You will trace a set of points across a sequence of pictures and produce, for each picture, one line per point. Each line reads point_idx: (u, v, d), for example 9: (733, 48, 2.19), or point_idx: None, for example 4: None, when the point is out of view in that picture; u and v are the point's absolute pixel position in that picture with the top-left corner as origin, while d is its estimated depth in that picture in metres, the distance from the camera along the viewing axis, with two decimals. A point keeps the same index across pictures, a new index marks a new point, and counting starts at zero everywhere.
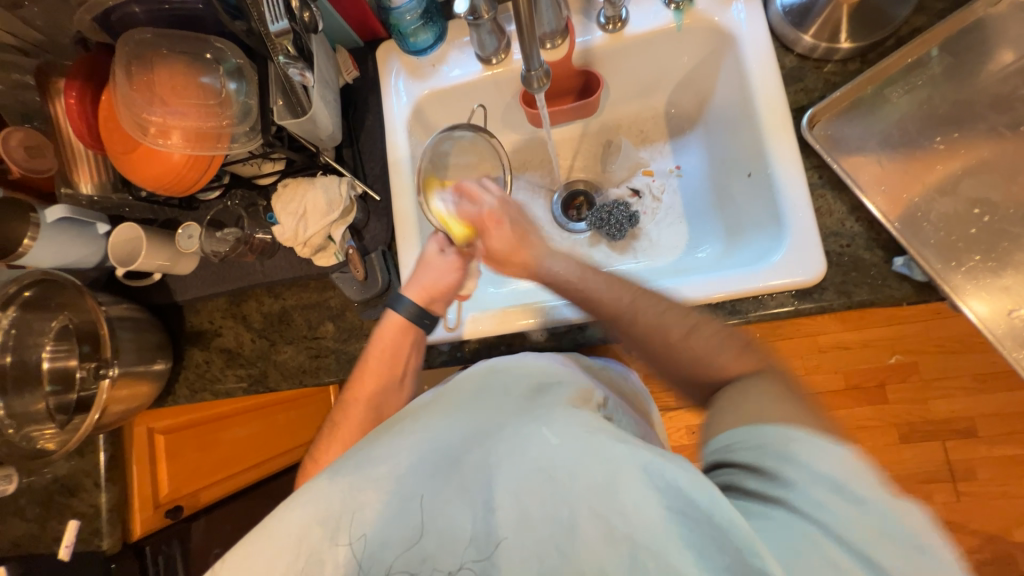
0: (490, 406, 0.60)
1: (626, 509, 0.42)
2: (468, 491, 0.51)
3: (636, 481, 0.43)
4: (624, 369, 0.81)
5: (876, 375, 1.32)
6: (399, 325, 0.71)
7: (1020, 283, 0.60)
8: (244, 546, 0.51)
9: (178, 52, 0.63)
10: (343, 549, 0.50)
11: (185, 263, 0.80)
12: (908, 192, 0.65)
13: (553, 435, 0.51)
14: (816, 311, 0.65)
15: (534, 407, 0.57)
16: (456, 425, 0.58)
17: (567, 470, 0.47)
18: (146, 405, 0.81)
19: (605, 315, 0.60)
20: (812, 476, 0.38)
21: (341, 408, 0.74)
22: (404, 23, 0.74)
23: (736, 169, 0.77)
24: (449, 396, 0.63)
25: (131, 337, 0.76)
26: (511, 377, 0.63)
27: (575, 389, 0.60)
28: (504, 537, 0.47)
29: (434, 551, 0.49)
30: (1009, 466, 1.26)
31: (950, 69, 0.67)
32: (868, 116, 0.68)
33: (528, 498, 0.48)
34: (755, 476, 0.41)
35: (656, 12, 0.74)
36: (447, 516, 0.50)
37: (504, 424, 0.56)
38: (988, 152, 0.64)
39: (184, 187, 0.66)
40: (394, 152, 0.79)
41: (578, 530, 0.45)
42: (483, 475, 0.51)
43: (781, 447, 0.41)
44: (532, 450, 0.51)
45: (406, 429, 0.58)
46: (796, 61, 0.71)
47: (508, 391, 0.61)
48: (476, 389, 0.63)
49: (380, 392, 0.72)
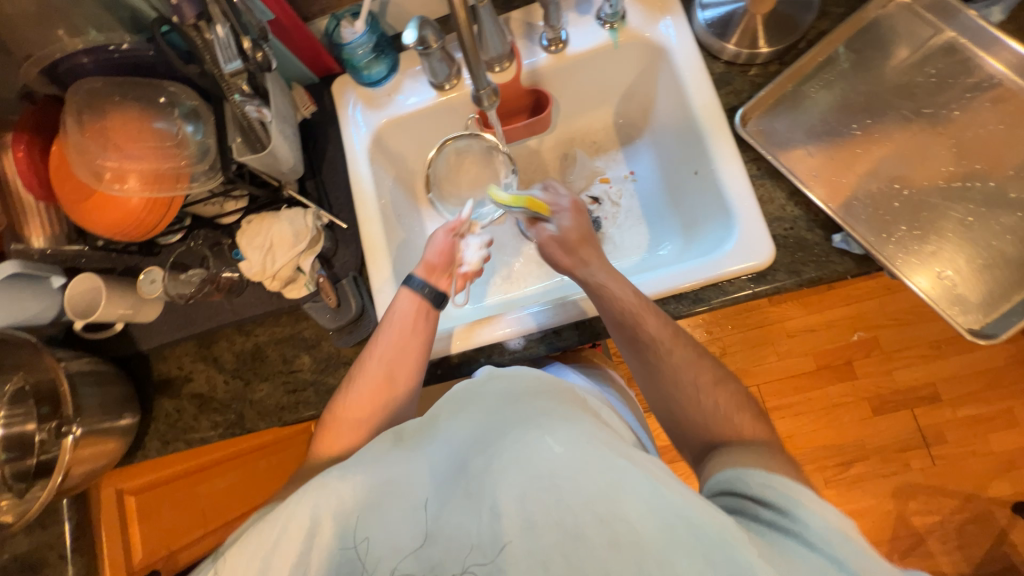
0: (492, 408, 0.57)
1: (630, 514, 0.43)
2: (474, 494, 0.48)
3: (637, 487, 0.44)
4: (608, 377, 0.82)
5: (842, 353, 1.39)
6: (415, 304, 0.71)
7: (947, 248, 0.66)
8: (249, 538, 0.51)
9: (131, 98, 0.63)
10: (347, 552, 0.49)
11: (149, 309, 0.78)
12: (837, 176, 0.71)
13: (558, 443, 0.48)
14: (771, 292, 0.70)
15: (537, 410, 0.54)
16: (462, 429, 0.56)
17: (573, 476, 0.45)
18: (114, 462, 0.77)
19: (645, 338, 0.65)
20: (820, 516, 0.44)
21: (353, 374, 0.70)
22: (357, 57, 0.77)
23: (684, 168, 0.82)
24: (448, 406, 0.60)
25: (94, 392, 0.72)
26: (516, 381, 0.61)
27: (573, 397, 0.58)
28: (509, 541, 0.44)
29: (438, 558, 0.46)
30: (973, 425, 1.33)
31: (857, 64, 0.75)
32: (792, 111, 0.75)
33: (535, 504, 0.45)
34: (766, 508, 0.46)
35: (593, 32, 0.79)
36: (452, 523, 0.48)
37: (506, 426, 0.53)
38: (901, 133, 0.71)
39: (144, 231, 0.66)
40: (359, 180, 0.81)
41: (586, 538, 0.43)
42: (489, 476, 0.49)
43: (785, 487, 0.47)
44: (535, 459, 0.48)
45: (416, 440, 0.57)
46: (724, 68, 0.78)
47: (505, 396, 0.58)
48: (474, 394, 0.60)
49: (394, 368, 0.69)
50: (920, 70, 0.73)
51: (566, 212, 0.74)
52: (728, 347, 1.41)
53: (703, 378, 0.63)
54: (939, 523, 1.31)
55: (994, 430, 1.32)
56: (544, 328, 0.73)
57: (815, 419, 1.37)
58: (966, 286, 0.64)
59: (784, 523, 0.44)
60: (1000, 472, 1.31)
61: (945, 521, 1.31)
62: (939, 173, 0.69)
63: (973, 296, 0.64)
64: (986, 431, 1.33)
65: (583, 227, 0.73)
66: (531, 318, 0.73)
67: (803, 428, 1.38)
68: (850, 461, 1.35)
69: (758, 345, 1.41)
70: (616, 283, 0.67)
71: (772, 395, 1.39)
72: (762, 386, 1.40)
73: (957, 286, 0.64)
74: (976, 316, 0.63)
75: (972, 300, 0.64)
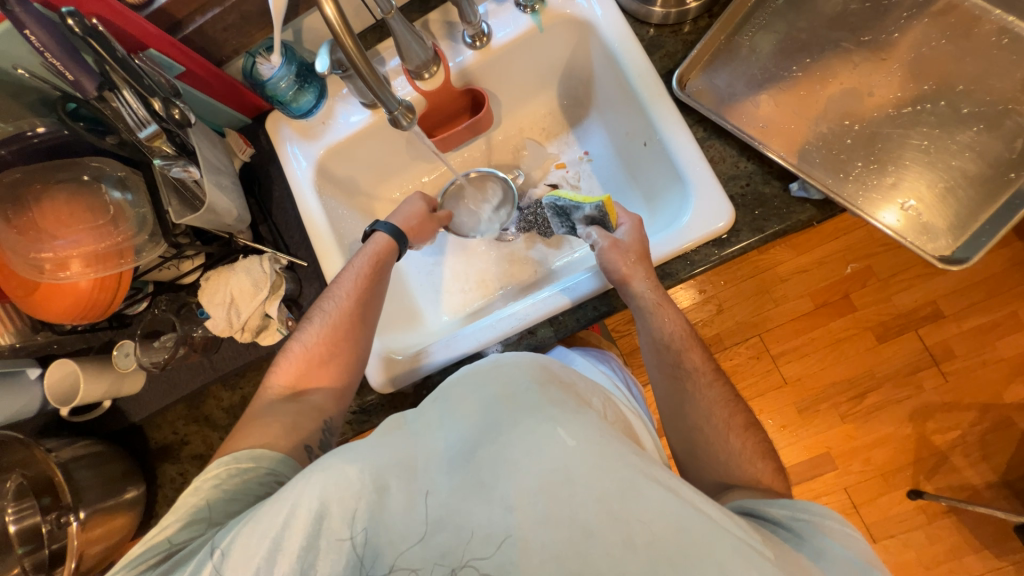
0: (504, 390, 0.51)
1: (646, 518, 0.42)
2: (488, 488, 0.44)
3: (653, 489, 0.43)
4: (604, 353, 0.80)
5: (838, 287, 1.36)
6: (387, 244, 0.75)
7: (906, 177, 0.65)
8: (261, 515, 0.47)
9: (56, 182, 0.63)
10: (346, 546, 0.46)
11: (131, 381, 0.77)
12: (786, 123, 0.70)
13: (571, 437, 0.45)
14: (739, 254, 0.68)
15: (547, 394, 0.50)
16: (469, 411, 0.50)
17: (590, 475, 0.43)
18: (131, 535, 0.79)
19: (687, 355, 0.67)
20: (838, 547, 0.48)
21: (313, 318, 0.71)
22: (281, 92, 0.75)
23: (634, 139, 0.80)
24: (457, 390, 0.53)
25: (91, 474, 0.74)
26: (522, 355, 0.56)
27: (574, 390, 0.55)
28: (523, 537, 0.42)
29: (447, 546, 0.44)
30: (981, 334, 1.31)
31: (791, 0, 0.73)
32: (730, 64, 0.72)
33: (547, 503, 0.43)
34: (784, 530, 0.51)
35: (515, 19, 0.77)
36: (463, 512, 0.44)
37: (515, 412, 0.48)
38: (844, 66, 0.70)
39: (101, 311, 0.65)
40: (309, 215, 0.79)
41: (599, 536, 0.41)
42: (502, 471, 0.45)
43: (805, 513, 0.51)
44: (547, 453, 0.44)
45: (424, 422, 0.52)
46: (655, 31, 0.75)
47: (516, 381, 0.51)
48: (483, 374, 0.54)
49: (367, 307, 0.70)
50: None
51: (630, 225, 0.70)
52: (723, 303, 1.39)
53: (739, 426, 0.64)
54: (961, 437, 1.29)
55: (1003, 334, 1.30)
56: (577, 303, 0.71)
57: (820, 357, 1.36)
58: (930, 213, 0.64)
59: (796, 542, 0.49)
60: (1013, 376, 1.29)
61: (966, 434, 1.29)
62: (888, 101, 0.67)
63: (939, 222, 0.63)
64: (995, 337, 1.30)
65: (637, 245, 0.67)
66: (565, 293, 0.71)
67: (811, 368, 1.36)
68: (863, 392, 1.34)
69: (751, 297, 1.39)
70: (677, 311, 0.67)
71: (775, 342, 1.38)
72: (762, 335, 1.39)
73: (922, 215, 0.64)
74: (946, 241, 0.63)
75: (939, 225, 0.63)
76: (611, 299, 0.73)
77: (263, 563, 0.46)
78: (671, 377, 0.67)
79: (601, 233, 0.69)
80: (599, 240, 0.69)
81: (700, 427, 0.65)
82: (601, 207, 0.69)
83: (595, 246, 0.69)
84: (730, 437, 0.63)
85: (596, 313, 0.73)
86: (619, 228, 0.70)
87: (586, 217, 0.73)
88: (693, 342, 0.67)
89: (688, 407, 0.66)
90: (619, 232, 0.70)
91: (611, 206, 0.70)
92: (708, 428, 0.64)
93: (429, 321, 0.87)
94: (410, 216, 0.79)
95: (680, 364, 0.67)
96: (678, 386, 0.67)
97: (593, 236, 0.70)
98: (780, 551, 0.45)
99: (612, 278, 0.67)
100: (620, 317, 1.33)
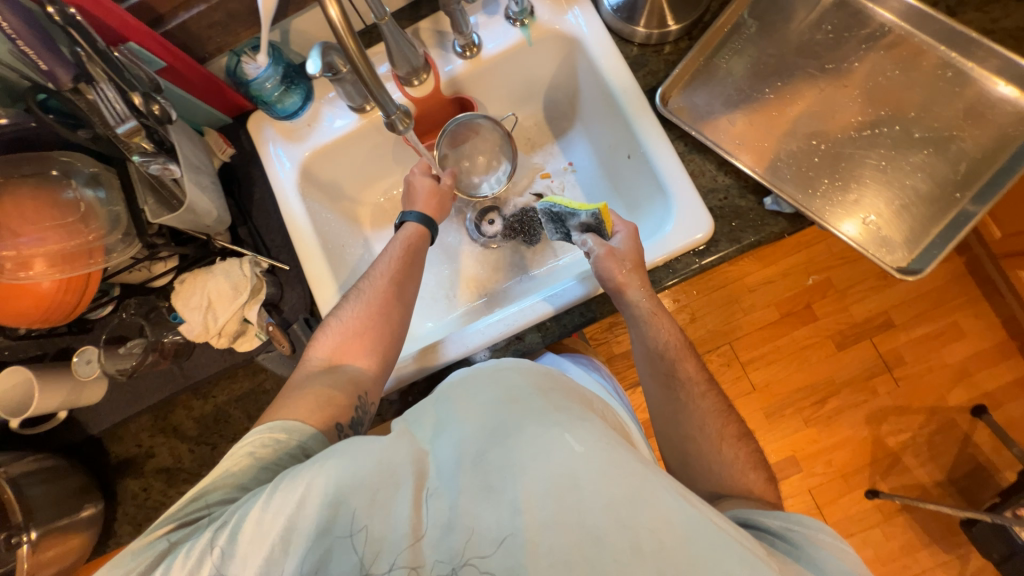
0: (508, 396, 0.50)
1: (653, 522, 0.43)
2: (496, 491, 0.44)
3: (660, 493, 0.44)
4: (589, 359, 0.81)
5: (801, 298, 1.44)
6: (419, 231, 0.75)
7: (865, 195, 0.70)
8: (275, 496, 0.46)
9: (20, 176, 0.59)
10: (348, 543, 0.44)
11: (91, 391, 0.72)
12: (758, 142, 0.74)
13: (578, 442, 0.46)
14: (718, 262, 0.71)
15: (552, 401, 0.50)
16: (470, 415, 0.50)
17: (598, 478, 0.44)
18: (86, 556, 0.74)
19: (670, 358, 0.69)
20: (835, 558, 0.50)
21: (345, 300, 0.70)
22: (266, 92, 0.74)
23: (617, 151, 0.83)
24: (458, 395, 0.52)
25: (43, 492, 0.68)
26: (524, 361, 0.56)
27: (577, 395, 0.55)
28: (531, 540, 0.42)
29: (454, 550, 0.43)
30: (929, 342, 1.41)
31: (762, 28, 0.78)
32: (707, 85, 0.77)
33: (556, 507, 0.43)
34: (782, 541, 0.53)
35: (504, 31, 0.78)
36: (471, 515, 0.44)
37: (522, 416, 0.48)
38: (809, 90, 0.75)
39: (67, 314, 0.61)
40: (292, 218, 0.77)
41: (607, 542, 0.42)
42: (511, 474, 0.45)
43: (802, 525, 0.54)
44: (556, 457, 0.45)
45: (427, 425, 0.51)
46: (638, 50, 0.79)
47: (517, 390, 0.51)
48: (485, 381, 0.53)
49: (402, 287, 0.70)
50: (818, 28, 0.77)
51: (625, 233, 0.70)
52: (696, 312, 1.45)
53: (720, 426, 0.67)
54: (912, 438, 1.38)
55: (947, 342, 1.41)
56: (561, 310, 0.73)
57: (785, 364, 1.43)
58: (888, 227, 0.69)
59: (794, 553, 0.51)
60: (956, 380, 1.39)
61: (916, 435, 1.38)
62: (850, 124, 0.73)
63: (896, 236, 0.69)
64: (940, 344, 1.41)
65: (634, 254, 0.69)
66: (549, 301, 0.73)
67: (777, 374, 1.43)
68: (825, 396, 1.41)
69: (721, 306, 1.45)
70: (662, 317, 0.69)
71: (744, 349, 1.44)
72: (732, 343, 1.45)
73: (881, 229, 0.69)
74: (901, 253, 0.68)
75: (895, 239, 0.69)
76: (596, 307, 0.74)
77: (277, 544, 0.45)
78: (657, 379, 0.69)
79: (597, 243, 0.69)
80: (596, 248, 0.69)
81: (688, 430, 0.67)
82: (599, 215, 0.69)
83: (590, 254, 0.69)
84: (712, 436, 0.66)
85: (582, 320, 0.75)
86: (614, 235, 0.71)
87: (581, 223, 0.72)
88: (676, 346, 0.70)
89: (674, 406, 0.68)
90: (618, 237, 0.70)
91: (608, 215, 0.70)
92: (690, 428, 0.67)
93: (413, 327, 0.86)
94: (431, 195, 0.77)
95: (674, 374, 0.69)
96: (663, 387, 0.69)
97: (590, 242, 0.70)
98: (786, 567, 0.46)
99: (607, 286, 0.69)
100: (598, 324, 1.35)
